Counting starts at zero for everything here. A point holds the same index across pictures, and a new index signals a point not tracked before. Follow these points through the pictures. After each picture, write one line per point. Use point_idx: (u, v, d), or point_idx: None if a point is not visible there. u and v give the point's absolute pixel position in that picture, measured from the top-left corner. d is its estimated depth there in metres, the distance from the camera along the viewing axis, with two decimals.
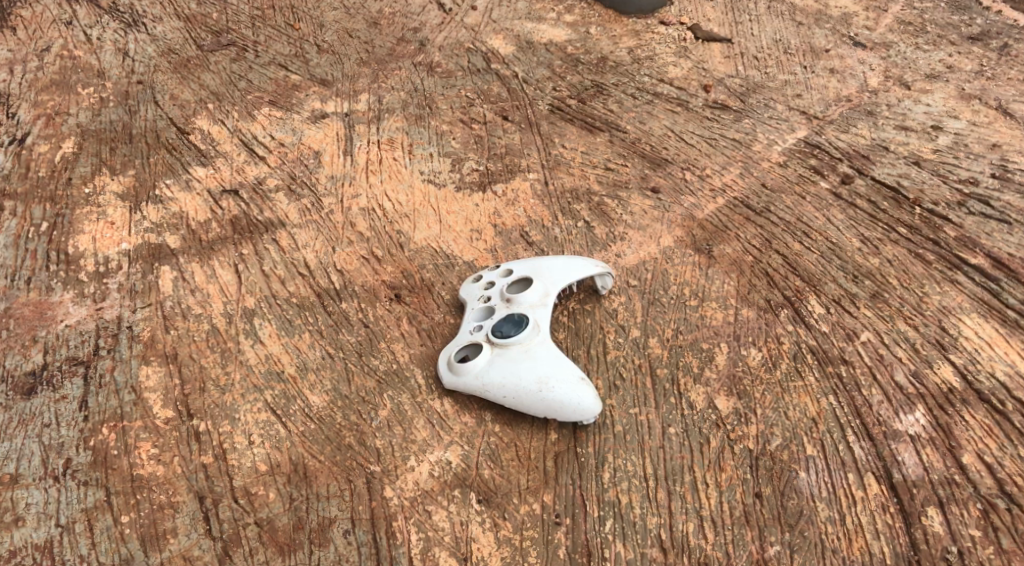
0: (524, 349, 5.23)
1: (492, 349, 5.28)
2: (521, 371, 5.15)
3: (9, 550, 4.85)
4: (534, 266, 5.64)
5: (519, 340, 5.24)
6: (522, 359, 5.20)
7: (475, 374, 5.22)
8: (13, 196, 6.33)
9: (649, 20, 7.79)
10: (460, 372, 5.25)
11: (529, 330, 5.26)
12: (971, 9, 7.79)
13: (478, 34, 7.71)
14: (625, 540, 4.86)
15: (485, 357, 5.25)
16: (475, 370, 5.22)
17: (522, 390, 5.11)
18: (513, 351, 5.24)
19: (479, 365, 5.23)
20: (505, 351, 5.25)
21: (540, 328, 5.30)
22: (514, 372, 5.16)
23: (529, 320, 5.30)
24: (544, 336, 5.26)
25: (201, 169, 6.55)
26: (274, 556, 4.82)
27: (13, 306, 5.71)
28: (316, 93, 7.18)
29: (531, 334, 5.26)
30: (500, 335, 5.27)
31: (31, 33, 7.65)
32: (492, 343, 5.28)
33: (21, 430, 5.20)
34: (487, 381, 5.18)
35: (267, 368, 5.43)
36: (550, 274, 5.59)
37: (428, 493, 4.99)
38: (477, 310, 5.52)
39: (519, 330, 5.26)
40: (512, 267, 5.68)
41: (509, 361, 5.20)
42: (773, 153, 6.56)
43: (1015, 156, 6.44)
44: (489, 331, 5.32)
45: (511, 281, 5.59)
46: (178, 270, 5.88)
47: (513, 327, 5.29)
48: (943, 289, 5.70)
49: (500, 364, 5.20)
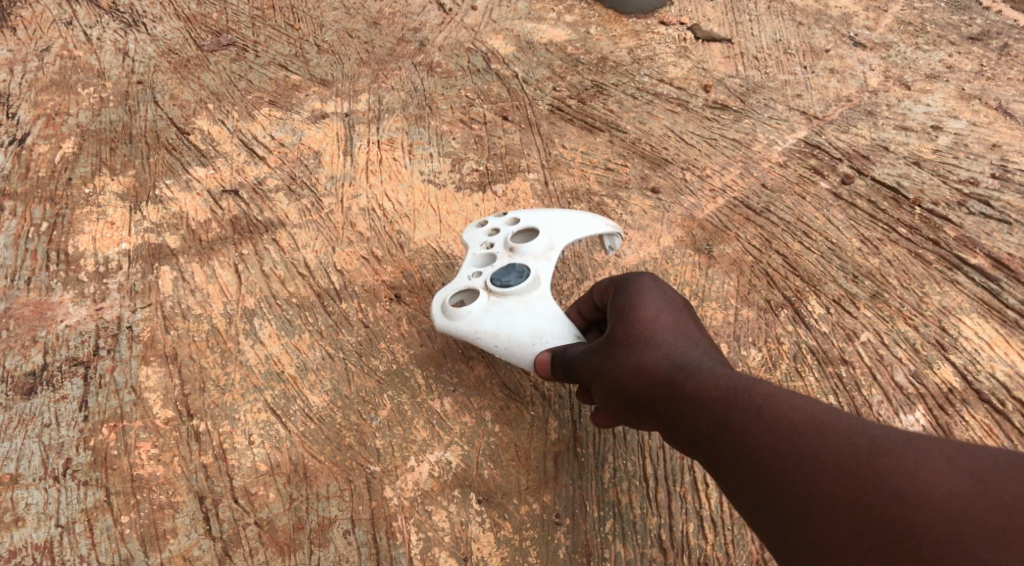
0: (522, 300, 5.07)
1: (490, 297, 5.12)
2: (516, 323, 4.99)
3: (9, 550, 4.84)
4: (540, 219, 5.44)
5: (518, 291, 5.07)
6: (519, 311, 5.04)
7: (470, 320, 5.06)
8: (13, 196, 6.33)
9: (649, 20, 7.81)
10: (455, 316, 5.09)
11: (530, 282, 5.09)
12: (971, 9, 7.80)
13: (478, 34, 7.72)
14: (625, 540, 4.89)
15: (481, 304, 5.08)
16: (470, 317, 5.06)
17: (515, 342, 4.95)
18: (512, 303, 5.07)
19: (476, 311, 5.07)
20: (502, 301, 5.09)
21: (540, 282, 5.12)
22: (509, 323, 5.00)
23: (530, 271, 5.13)
24: (543, 292, 5.09)
25: (200, 169, 6.55)
26: (274, 556, 4.81)
27: (13, 307, 5.71)
28: (317, 93, 7.18)
29: (531, 286, 5.09)
30: (500, 284, 5.10)
31: (31, 33, 7.67)
32: (490, 291, 5.12)
33: (21, 430, 5.20)
34: (482, 328, 5.03)
35: (267, 368, 5.43)
36: (557, 226, 5.38)
37: (428, 493, 4.98)
38: (479, 257, 5.36)
39: (519, 281, 5.09)
40: (520, 216, 5.49)
41: (505, 312, 5.04)
42: (773, 153, 6.57)
43: (1016, 156, 6.43)
44: (488, 279, 5.16)
45: (517, 231, 5.41)
46: (178, 270, 5.88)
47: (513, 277, 5.11)
48: (943, 289, 5.71)
49: (497, 313, 5.04)
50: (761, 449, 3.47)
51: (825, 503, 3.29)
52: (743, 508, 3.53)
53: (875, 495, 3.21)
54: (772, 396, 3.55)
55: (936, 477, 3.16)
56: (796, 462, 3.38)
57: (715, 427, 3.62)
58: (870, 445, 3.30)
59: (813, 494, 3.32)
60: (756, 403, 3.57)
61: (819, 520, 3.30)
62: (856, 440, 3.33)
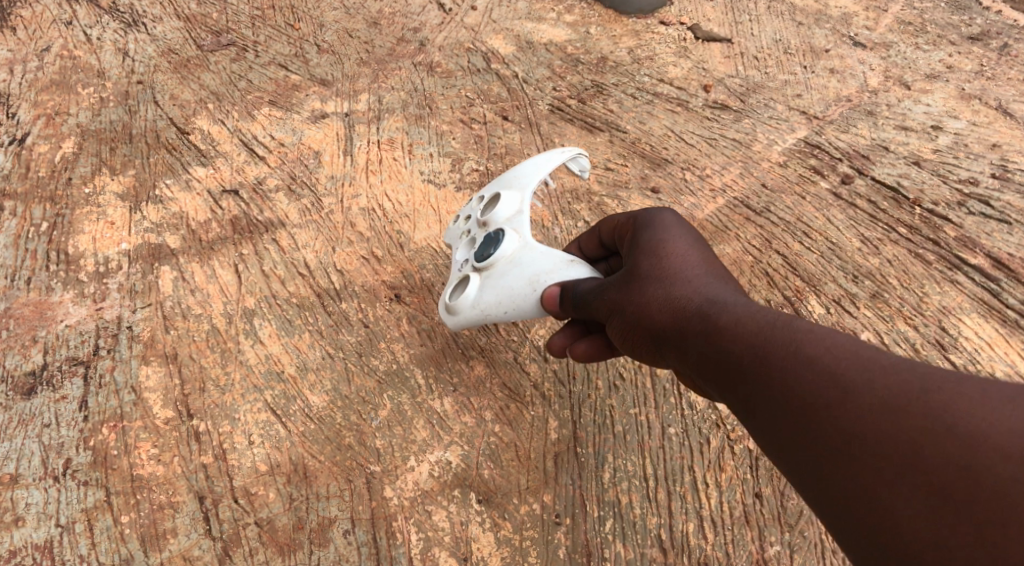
0: (507, 259, 4.84)
1: (480, 273, 4.92)
2: (511, 282, 4.77)
3: (9, 550, 4.84)
4: (503, 181, 5.26)
5: (500, 253, 4.86)
6: (508, 269, 4.81)
7: (472, 305, 4.87)
8: (13, 196, 6.33)
9: (649, 20, 7.80)
10: (458, 310, 4.93)
11: (507, 239, 4.88)
12: (971, 9, 7.80)
13: (478, 34, 7.71)
14: (625, 540, 4.90)
15: (475, 284, 4.89)
16: (469, 302, 4.88)
17: (518, 298, 4.72)
18: (499, 267, 4.86)
19: (472, 294, 4.88)
20: (492, 270, 4.88)
21: (518, 234, 4.91)
22: (506, 285, 4.78)
23: (505, 231, 4.93)
24: (522, 240, 4.86)
25: (200, 169, 6.55)
26: (274, 556, 4.81)
27: (13, 306, 5.71)
28: (317, 93, 7.17)
29: (509, 242, 4.87)
30: (482, 258, 4.92)
31: (31, 33, 7.67)
32: (478, 269, 4.93)
33: (21, 430, 5.20)
34: (485, 305, 4.83)
35: (267, 368, 5.43)
36: (518, 179, 5.18)
37: (428, 493, 4.99)
38: (463, 245, 5.21)
39: (497, 245, 4.89)
40: (483, 191, 5.34)
41: (498, 277, 4.83)
42: (773, 153, 6.57)
43: (1016, 156, 6.43)
44: (472, 260, 4.99)
45: (484, 205, 5.24)
46: (178, 270, 5.88)
47: (491, 245, 4.93)
48: (943, 290, 5.72)
49: (490, 283, 4.84)
50: (802, 384, 3.34)
51: (869, 435, 3.16)
52: (780, 444, 3.38)
53: (924, 433, 3.08)
54: (813, 331, 3.45)
55: (990, 419, 3.04)
56: (839, 394, 3.26)
57: (753, 361, 3.50)
58: (921, 383, 3.16)
59: (855, 430, 3.20)
60: (796, 336, 3.46)
61: (861, 456, 3.16)
62: (906, 376, 3.20)
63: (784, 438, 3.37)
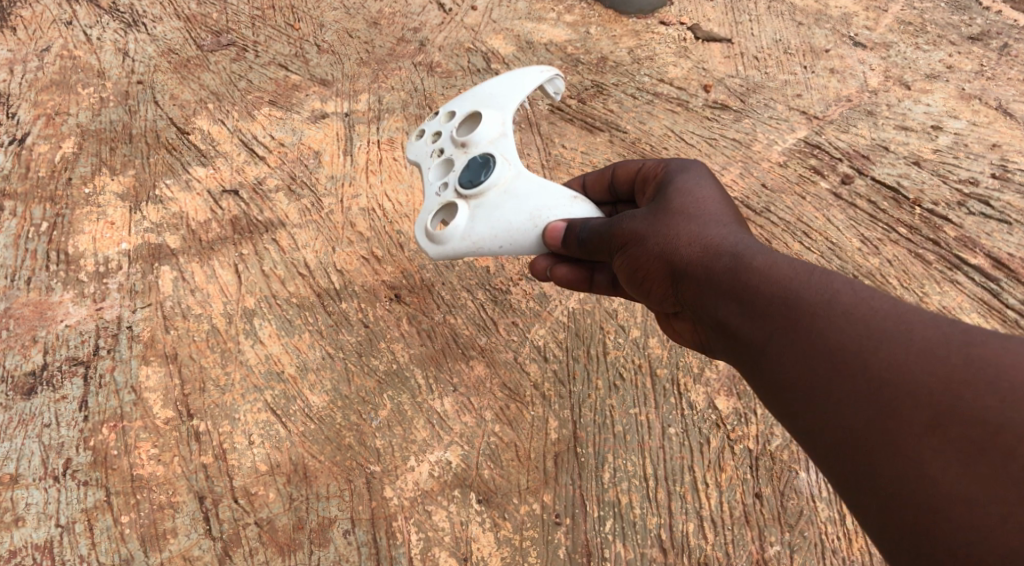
0: (500, 189, 4.57)
1: (468, 201, 4.61)
2: (509, 215, 4.51)
3: (9, 550, 4.85)
4: (477, 98, 4.91)
5: (492, 182, 4.57)
6: (503, 201, 4.54)
7: (461, 236, 4.55)
8: (13, 196, 6.34)
9: (649, 20, 7.80)
10: (444, 240, 4.58)
11: (499, 167, 4.59)
12: (971, 9, 7.79)
13: (478, 34, 7.71)
14: (625, 540, 4.90)
15: (465, 214, 4.57)
16: (459, 233, 4.55)
17: (518, 233, 4.50)
18: (491, 197, 4.57)
19: (462, 224, 4.56)
20: (482, 199, 4.58)
21: (509, 160, 4.63)
22: (503, 218, 4.52)
23: (494, 157, 4.63)
24: (516, 169, 4.60)
25: (200, 169, 6.55)
26: (274, 556, 4.82)
27: (13, 307, 5.71)
28: (317, 93, 7.17)
29: (502, 170, 4.59)
30: (471, 186, 4.60)
31: (31, 33, 7.67)
32: (466, 197, 4.61)
33: (21, 430, 5.20)
34: (478, 237, 4.53)
35: (267, 368, 5.43)
36: (497, 100, 4.86)
37: (428, 493, 4.98)
38: (436, 168, 4.84)
39: (488, 172, 4.59)
40: (452, 107, 4.95)
41: (491, 208, 4.54)
42: (774, 153, 6.56)
43: (1016, 156, 6.43)
44: (457, 186, 4.64)
45: (458, 124, 4.88)
46: (178, 270, 5.88)
47: (480, 172, 4.61)
48: (943, 289, 5.75)
49: (484, 214, 4.54)
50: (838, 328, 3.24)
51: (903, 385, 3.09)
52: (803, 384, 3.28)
53: (957, 393, 3.01)
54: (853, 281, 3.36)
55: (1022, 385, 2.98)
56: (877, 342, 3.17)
57: (782, 303, 3.41)
58: (961, 341, 3.09)
59: (890, 380, 3.11)
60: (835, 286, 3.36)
61: (893, 405, 3.08)
62: (946, 332, 3.13)
63: (808, 379, 3.27)
